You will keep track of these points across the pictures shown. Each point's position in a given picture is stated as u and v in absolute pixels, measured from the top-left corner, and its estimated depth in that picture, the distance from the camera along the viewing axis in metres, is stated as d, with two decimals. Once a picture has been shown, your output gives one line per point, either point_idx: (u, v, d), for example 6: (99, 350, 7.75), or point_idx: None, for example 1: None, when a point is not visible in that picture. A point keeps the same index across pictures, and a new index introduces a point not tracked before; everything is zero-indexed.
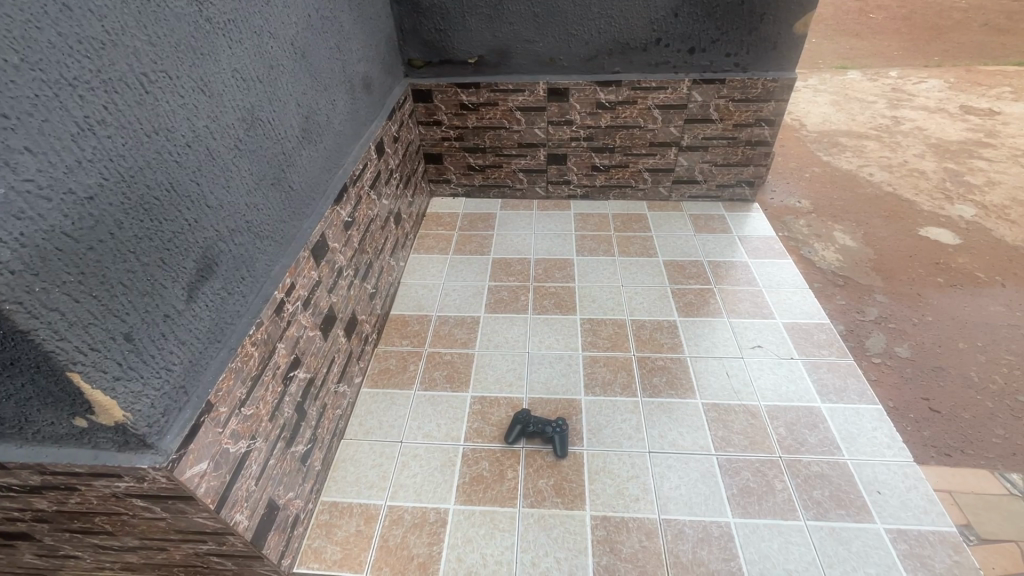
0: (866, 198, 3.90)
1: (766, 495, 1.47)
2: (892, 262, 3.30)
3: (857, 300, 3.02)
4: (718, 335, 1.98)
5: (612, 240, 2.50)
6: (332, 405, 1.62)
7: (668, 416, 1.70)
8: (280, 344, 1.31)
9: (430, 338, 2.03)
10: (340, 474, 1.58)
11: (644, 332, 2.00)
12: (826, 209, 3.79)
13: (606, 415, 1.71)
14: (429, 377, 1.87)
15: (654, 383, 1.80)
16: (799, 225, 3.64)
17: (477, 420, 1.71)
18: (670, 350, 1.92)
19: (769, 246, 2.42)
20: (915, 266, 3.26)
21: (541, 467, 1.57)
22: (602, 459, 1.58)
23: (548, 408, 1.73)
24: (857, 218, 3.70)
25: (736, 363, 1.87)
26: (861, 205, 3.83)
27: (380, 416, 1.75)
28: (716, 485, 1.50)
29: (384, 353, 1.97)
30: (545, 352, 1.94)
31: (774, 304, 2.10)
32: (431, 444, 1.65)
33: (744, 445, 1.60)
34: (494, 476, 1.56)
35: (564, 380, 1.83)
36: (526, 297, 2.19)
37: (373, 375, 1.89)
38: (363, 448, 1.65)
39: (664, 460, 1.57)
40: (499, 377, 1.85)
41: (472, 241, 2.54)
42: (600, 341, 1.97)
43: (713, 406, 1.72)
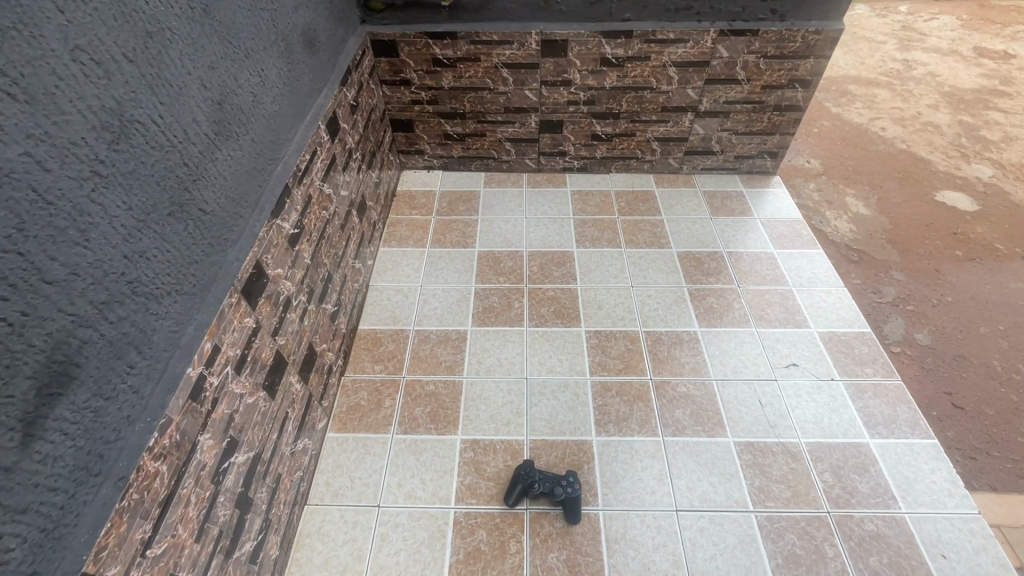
0: (878, 155, 3.57)
1: (816, 566, 1.25)
2: (906, 233, 2.96)
3: (870, 275, 2.69)
4: (747, 351, 1.69)
5: (617, 226, 2.14)
6: (289, 472, 1.30)
7: (696, 461, 1.44)
8: (204, 435, 0.96)
9: (407, 362, 1.69)
10: (305, 554, 1.29)
11: (661, 349, 1.71)
12: (838, 169, 3.43)
13: (623, 463, 1.44)
14: (409, 415, 1.55)
15: (677, 417, 1.53)
16: (809, 188, 3.27)
17: (470, 473, 1.42)
18: (692, 373, 1.64)
19: (796, 232, 2.11)
20: (931, 236, 2.95)
21: (550, 536, 1.31)
22: (622, 523, 1.32)
23: (554, 455, 1.45)
24: (870, 179, 3.37)
25: (770, 387, 1.60)
26: (873, 166, 3.48)
27: (351, 471, 1.44)
28: (757, 554, 1.27)
29: (354, 384, 1.63)
30: (547, 378, 1.63)
31: (806, 309, 1.81)
32: (415, 509, 1.36)
33: (786, 497, 1.36)
34: (494, 551, 1.29)
35: (570, 416, 1.54)
36: (519, 303, 1.85)
37: (339, 413, 1.56)
38: (333, 516, 1.35)
39: (695, 523, 1.32)
40: (494, 414, 1.55)
41: (453, 228, 2.15)
42: (610, 363, 1.67)
43: (748, 446, 1.46)
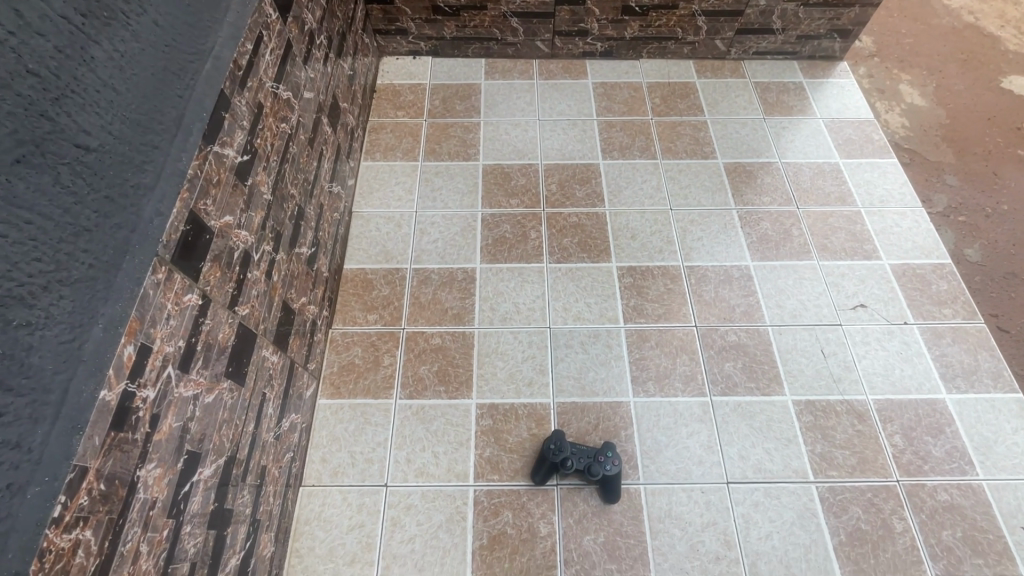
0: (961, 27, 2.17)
1: (883, 542, 1.12)
2: (975, 118, 1.86)
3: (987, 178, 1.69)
4: (808, 290, 1.44)
5: (651, 130, 1.75)
6: (277, 459, 1.09)
7: (749, 425, 1.25)
8: (146, 466, 0.71)
9: (406, 310, 1.42)
10: (306, 543, 1.13)
11: (707, 290, 1.44)
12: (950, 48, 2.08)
13: (665, 429, 1.25)
14: (413, 376, 1.32)
15: (727, 371, 1.32)
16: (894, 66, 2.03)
17: (489, 445, 1.23)
18: (744, 319, 1.39)
19: (866, 137, 1.75)
20: (1003, 121, 1.86)
21: (585, 517, 1.15)
22: (666, 499, 1.17)
23: (587, 422, 1.26)
24: (943, 57, 2.05)
25: (834, 335, 1.37)
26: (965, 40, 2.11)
27: (350, 444, 1.24)
28: (818, 531, 1.13)
29: (344, 339, 1.37)
30: (573, 328, 1.39)
31: (877, 237, 1.53)
32: (429, 488, 1.18)
33: (851, 465, 1.20)
34: (521, 535, 1.13)
35: (603, 373, 1.32)
36: (537, 233, 1.54)
37: (330, 375, 1.32)
38: (333, 498, 1.18)
39: (749, 497, 1.17)
40: (513, 373, 1.32)
41: (450, 135, 1.74)
42: (648, 307, 1.41)
43: (809, 406, 1.27)
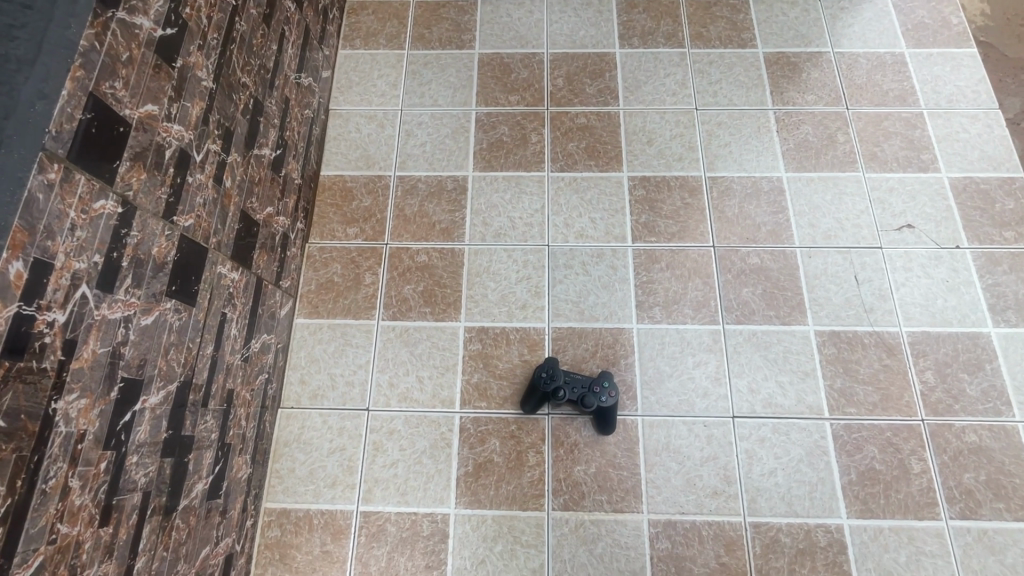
0: None
1: (896, 483, 1.04)
2: None
3: None
4: (847, 207, 1.25)
5: (680, 12, 1.46)
6: (247, 382, 1.02)
7: (763, 356, 1.13)
8: (64, 397, 0.63)
9: (389, 223, 1.28)
10: (286, 465, 1.09)
11: (730, 206, 1.26)
12: None
13: (670, 359, 1.14)
14: (397, 296, 1.21)
15: (745, 298, 1.18)
16: None
17: (477, 371, 1.15)
18: (769, 239, 1.23)
19: (943, 20, 1.44)
20: None
21: (576, 447, 1.08)
22: (664, 432, 1.09)
23: (584, 349, 1.15)
24: None
25: (872, 259, 1.21)
26: None
27: (330, 366, 1.16)
28: (826, 469, 1.05)
29: (322, 255, 1.25)
30: (575, 247, 1.24)
31: (938, 145, 1.30)
32: (413, 414, 1.12)
33: (873, 402, 1.09)
34: (509, 464, 1.08)
35: (605, 297, 1.19)
36: (538, 137, 1.34)
37: (308, 293, 1.22)
38: (313, 421, 1.12)
39: (756, 432, 1.08)
40: (505, 295, 1.20)
41: (441, 17, 1.48)
42: (661, 225, 1.25)
43: (833, 337, 1.14)
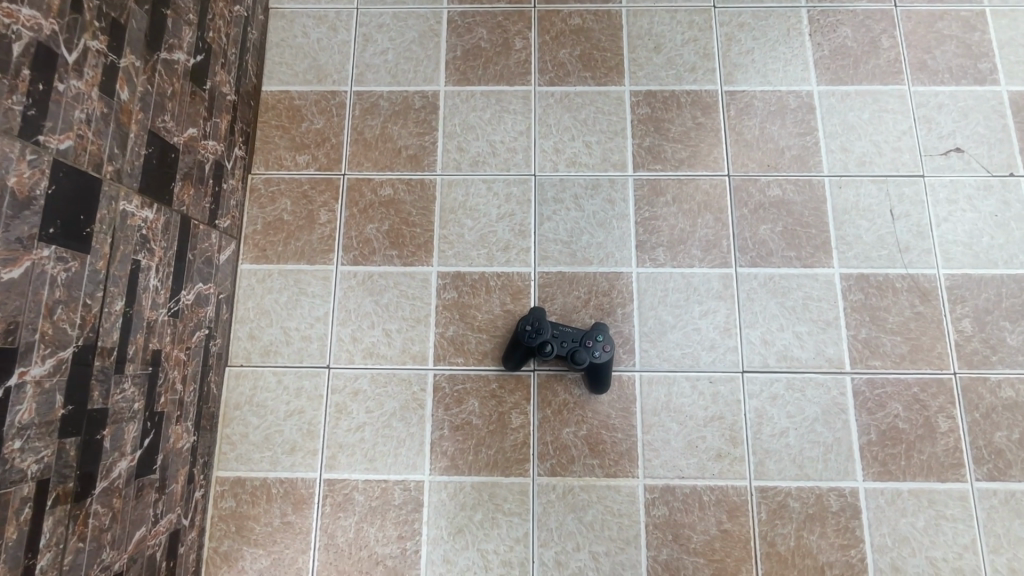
0: None
1: (920, 443, 0.93)
2: None
3: None
4: (887, 128, 1.06)
5: None
6: (180, 341, 0.87)
7: (780, 304, 0.99)
8: None
9: (346, 149, 1.08)
10: (237, 430, 0.97)
11: (750, 127, 1.07)
12: None
13: (673, 307, 0.99)
14: (358, 236, 1.04)
15: (762, 237, 1.02)
16: None
17: (452, 323, 1.00)
18: (794, 166, 1.05)
19: None
20: None
21: (565, 408, 0.96)
22: (665, 389, 0.96)
23: (575, 297, 1.00)
24: None
25: (911, 190, 1.03)
26: None
27: (283, 319, 1.01)
28: (844, 428, 0.94)
29: (268, 189, 1.06)
30: (566, 178, 1.06)
31: (999, 51, 1.09)
32: (380, 372, 0.98)
33: (900, 354, 0.97)
34: (489, 427, 0.96)
35: (600, 237, 1.03)
36: (523, 43, 1.11)
37: (253, 234, 1.04)
38: (267, 381, 0.99)
39: (767, 389, 0.96)
40: (484, 234, 1.03)
41: None
42: (668, 150, 1.06)
43: (861, 282, 0.99)
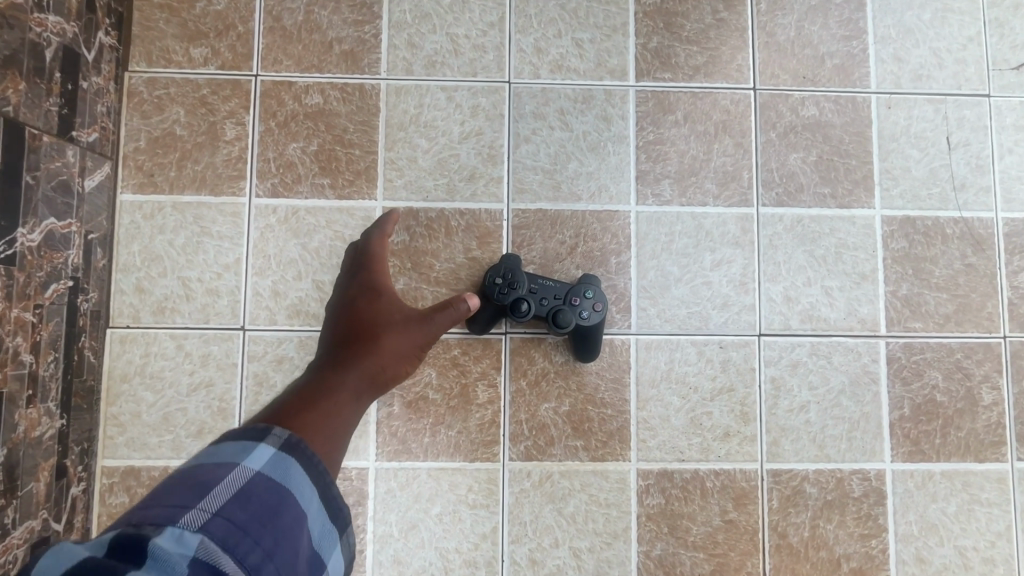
0: None
1: (958, 418, 0.79)
2: None
3: None
4: (951, 33, 0.85)
5: None
6: (21, 298, 0.64)
7: (808, 253, 0.81)
8: None
9: (257, 40, 0.81)
10: (127, 409, 0.76)
11: (784, 27, 0.84)
12: None
13: (679, 255, 0.80)
14: (277, 159, 0.79)
15: (791, 169, 0.82)
16: None
17: (403, 273, 0.79)
18: (835, 79, 0.83)
19: None
20: None
21: (544, 379, 0.78)
22: (665, 356, 0.79)
23: (558, 242, 0.79)
24: None
25: (973, 113, 0.84)
26: None
27: (181, 266, 0.78)
28: (873, 402, 0.79)
29: (152, 92, 0.79)
30: (550, 87, 0.82)
31: None
32: (310, 335, 0.78)
33: (945, 315, 0.81)
34: (450, 402, 0.77)
35: (591, 165, 0.81)
36: None
37: (135, 153, 0.78)
38: (163, 346, 0.77)
39: (787, 355, 0.79)
40: (443, 159, 0.80)
41: None
42: (680, 54, 0.83)
43: (905, 227, 0.82)
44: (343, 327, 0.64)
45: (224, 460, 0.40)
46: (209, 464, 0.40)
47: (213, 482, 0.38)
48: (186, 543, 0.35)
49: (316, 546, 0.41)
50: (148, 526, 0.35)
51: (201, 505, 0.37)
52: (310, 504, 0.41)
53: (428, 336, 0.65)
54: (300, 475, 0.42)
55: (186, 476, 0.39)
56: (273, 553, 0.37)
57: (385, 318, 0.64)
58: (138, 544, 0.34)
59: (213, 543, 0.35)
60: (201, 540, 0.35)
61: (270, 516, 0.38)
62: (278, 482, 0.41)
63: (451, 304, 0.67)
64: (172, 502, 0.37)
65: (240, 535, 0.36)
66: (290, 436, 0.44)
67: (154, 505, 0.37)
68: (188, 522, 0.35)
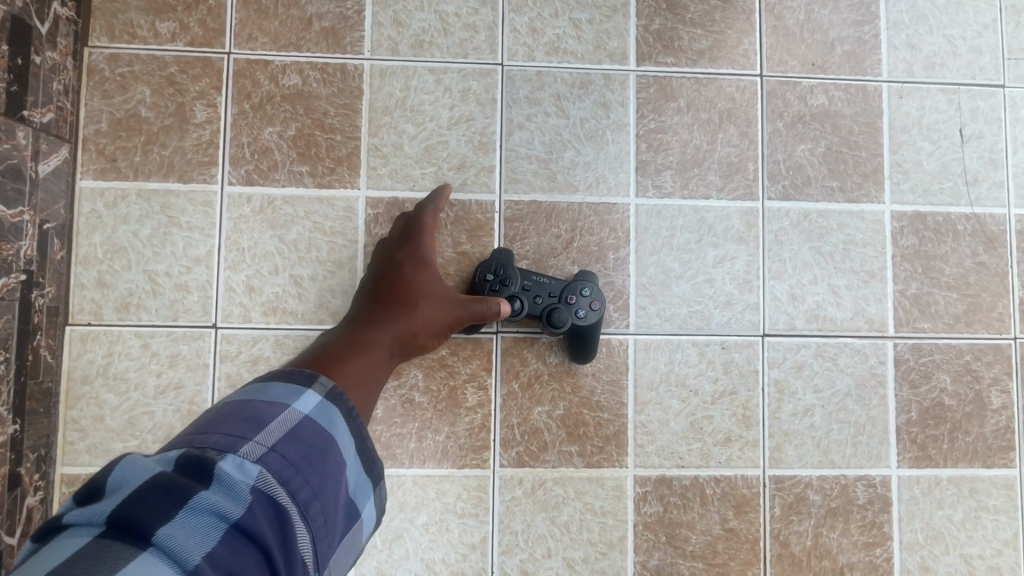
0: None
1: (967, 423, 0.76)
2: None
3: None
4: (965, 20, 0.81)
5: None
6: None
7: (814, 250, 0.77)
8: None
9: (230, 15, 0.74)
10: (88, 413, 0.71)
11: (792, 10, 0.79)
12: None
13: (680, 251, 0.76)
14: (252, 144, 0.74)
15: (798, 161, 0.78)
16: None
17: None
18: (845, 66, 0.79)
19: None
20: None
21: (537, 381, 0.73)
22: (665, 358, 0.75)
23: (553, 236, 0.75)
24: None
25: (987, 104, 0.80)
26: None
27: (148, 259, 0.72)
28: (879, 405, 0.76)
29: (114, 69, 0.73)
30: (545, 71, 0.77)
31: None
32: (287, 333, 0.72)
33: (955, 315, 0.77)
34: (437, 405, 0.73)
35: (589, 154, 0.76)
36: None
37: (96, 136, 0.72)
38: (127, 346, 0.71)
39: (792, 356, 0.76)
40: (431, 146, 0.75)
41: None
42: (683, 37, 0.78)
43: (915, 223, 0.78)
44: (384, 283, 0.68)
45: (276, 401, 0.46)
46: (266, 402, 0.46)
47: (267, 420, 0.44)
48: (248, 471, 0.39)
49: (350, 495, 0.47)
50: (213, 450, 0.40)
51: (257, 438, 0.42)
52: (350, 454, 0.47)
53: (453, 323, 0.67)
54: (342, 425, 0.48)
55: (243, 410, 0.44)
56: (318, 491, 0.42)
57: (421, 293, 0.67)
58: (207, 465, 0.39)
59: (270, 474, 0.40)
60: (260, 470, 0.40)
61: (315, 458, 0.43)
62: (322, 430, 0.46)
63: (486, 302, 0.67)
64: (232, 433, 0.42)
65: (292, 471, 0.41)
66: (333, 389, 0.50)
67: (216, 432, 0.42)
68: (247, 452, 0.41)
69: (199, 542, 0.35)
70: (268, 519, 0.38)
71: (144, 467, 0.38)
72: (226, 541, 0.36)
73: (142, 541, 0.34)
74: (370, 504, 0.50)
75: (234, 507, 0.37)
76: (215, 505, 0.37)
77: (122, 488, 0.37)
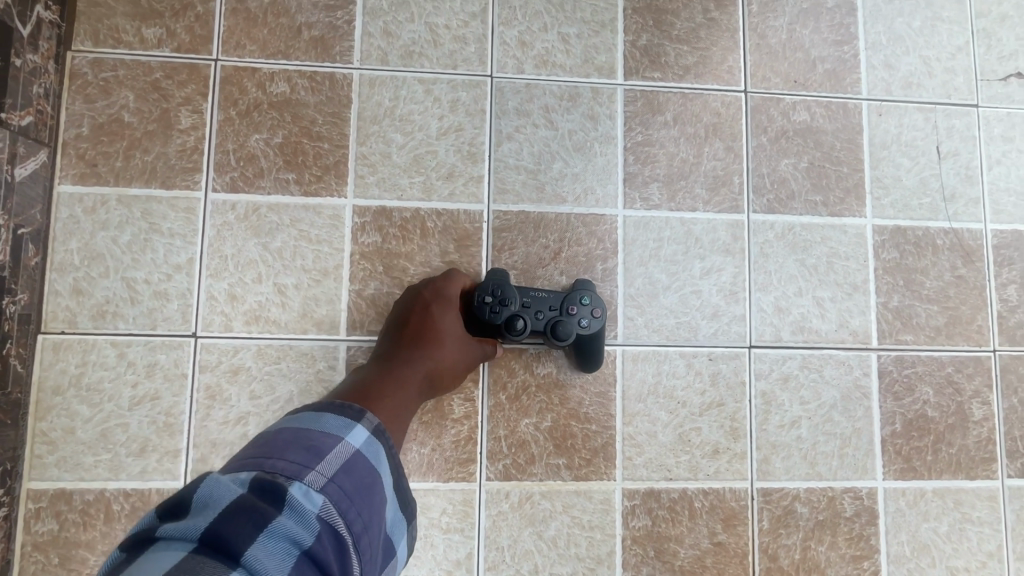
0: None
1: (949, 434, 0.77)
2: None
3: None
4: (940, 42, 0.84)
5: None
6: None
7: (799, 262, 0.78)
8: None
9: (218, 22, 0.74)
10: (59, 425, 0.68)
11: (775, 29, 0.81)
12: None
13: (668, 263, 0.76)
14: (238, 150, 0.73)
15: (782, 174, 0.79)
16: None
17: (375, 277, 0.73)
18: (826, 84, 0.81)
19: None
20: None
21: (525, 392, 0.73)
22: (653, 369, 0.74)
23: (541, 246, 0.75)
24: None
25: (962, 123, 0.82)
26: None
27: (127, 266, 0.70)
28: (864, 417, 0.76)
29: (97, 73, 0.72)
30: (534, 83, 0.77)
31: None
32: (270, 342, 0.71)
33: (936, 328, 0.79)
34: (423, 417, 0.71)
35: (576, 166, 0.77)
36: None
37: (75, 140, 0.71)
38: (103, 355, 0.69)
39: (778, 368, 0.76)
40: (419, 155, 0.75)
41: None
42: (669, 53, 0.79)
43: (896, 236, 0.79)
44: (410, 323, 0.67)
45: (331, 431, 0.47)
46: (322, 433, 0.46)
47: (326, 450, 0.44)
48: (313, 499, 0.40)
49: (388, 532, 0.48)
50: (282, 476, 0.41)
51: (318, 468, 0.43)
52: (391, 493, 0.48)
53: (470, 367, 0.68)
54: (386, 462, 0.49)
55: (303, 437, 0.45)
56: (367, 525, 0.43)
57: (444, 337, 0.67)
58: (279, 490, 0.40)
59: (331, 505, 0.41)
60: (323, 500, 0.41)
61: (368, 492, 0.45)
62: (372, 464, 0.47)
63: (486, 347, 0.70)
64: (295, 460, 0.42)
65: (348, 503, 0.42)
66: (378, 425, 0.51)
67: (282, 457, 0.42)
68: (311, 482, 0.41)
69: (278, 567, 0.36)
70: (332, 548, 0.40)
71: (225, 488, 0.39)
72: (297, 569, 0.37)
73: (227, 561, 0.35)
74: (401, 540, 0.51)
75: (306, 535, 0.39)
76: (289, 532, 0.38)
77: (205, 505, 0.38)
